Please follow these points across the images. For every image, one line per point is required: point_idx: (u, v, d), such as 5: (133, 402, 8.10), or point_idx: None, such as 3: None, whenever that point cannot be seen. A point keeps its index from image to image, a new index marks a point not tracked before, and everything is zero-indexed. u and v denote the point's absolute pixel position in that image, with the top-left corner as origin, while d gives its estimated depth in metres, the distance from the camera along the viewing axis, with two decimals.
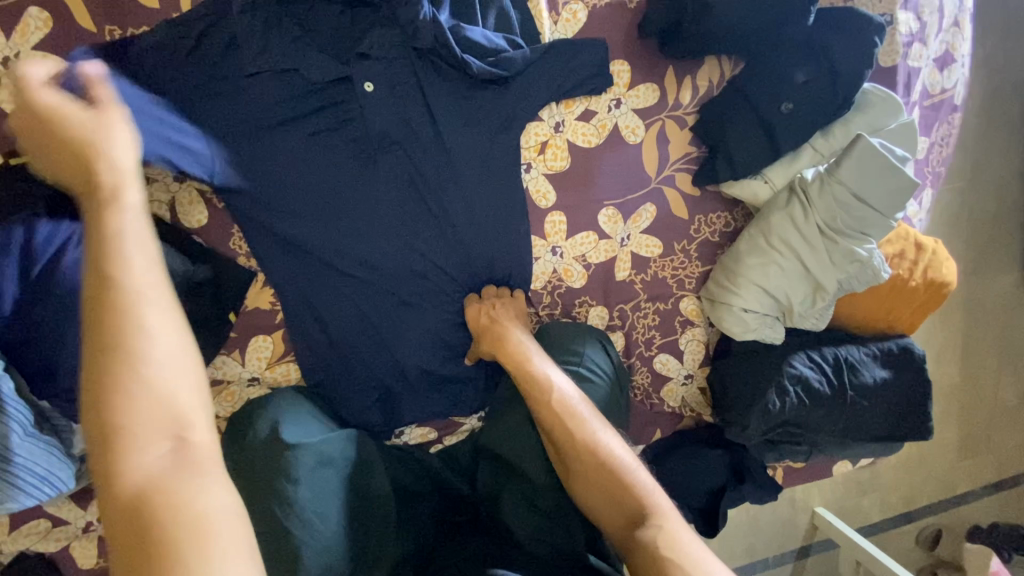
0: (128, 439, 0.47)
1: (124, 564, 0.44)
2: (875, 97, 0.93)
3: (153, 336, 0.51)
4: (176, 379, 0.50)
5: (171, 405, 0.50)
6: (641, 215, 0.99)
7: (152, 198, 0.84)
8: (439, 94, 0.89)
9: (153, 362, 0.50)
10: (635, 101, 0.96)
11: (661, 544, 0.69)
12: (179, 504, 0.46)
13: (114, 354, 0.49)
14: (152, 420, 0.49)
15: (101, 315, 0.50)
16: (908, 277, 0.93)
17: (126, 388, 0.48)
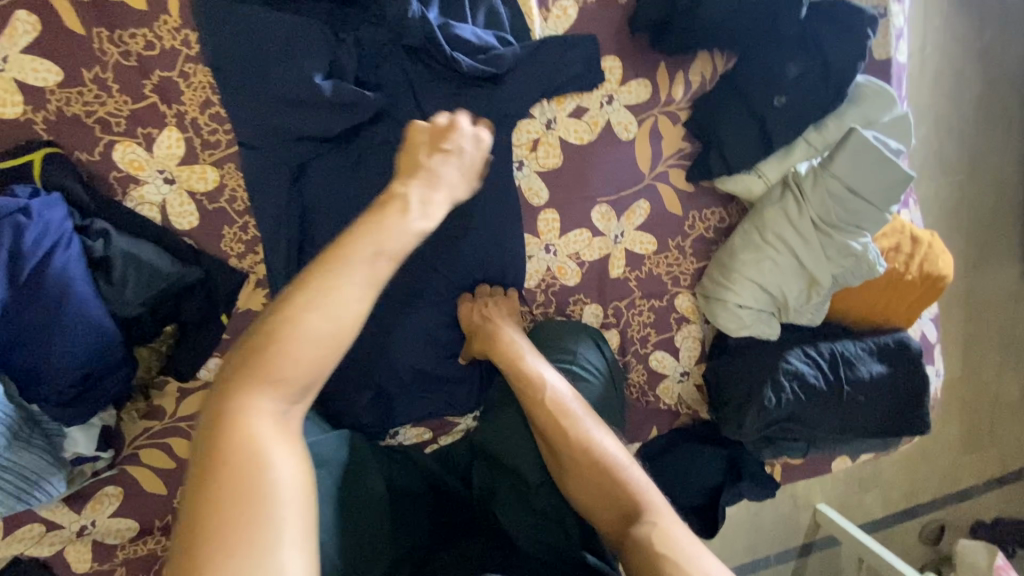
0: (253, 387, 0.53)
1: (200, 488, 0.49)
2: (868, 89, 0.92)
3: (341, 311, 0.56)
4: (317, 352, 0.55)
5: (302, 371, 0.55)
6: (634, 212, 0.99)
7: (142, 200, 0.84)
8: (430, 93, 0.89)
9: (310, 326, 0.55)
10: (628, 98, 0.95)
11: (656, 541, 0.68)
12: (260, 464, 0.50)
13: (299, 314, 0.55)
14: (295, 375, 0.55)
15: (322, 280, 0.56)
16: (903, 271, 0.92)
17: (279, 337, 0.54)
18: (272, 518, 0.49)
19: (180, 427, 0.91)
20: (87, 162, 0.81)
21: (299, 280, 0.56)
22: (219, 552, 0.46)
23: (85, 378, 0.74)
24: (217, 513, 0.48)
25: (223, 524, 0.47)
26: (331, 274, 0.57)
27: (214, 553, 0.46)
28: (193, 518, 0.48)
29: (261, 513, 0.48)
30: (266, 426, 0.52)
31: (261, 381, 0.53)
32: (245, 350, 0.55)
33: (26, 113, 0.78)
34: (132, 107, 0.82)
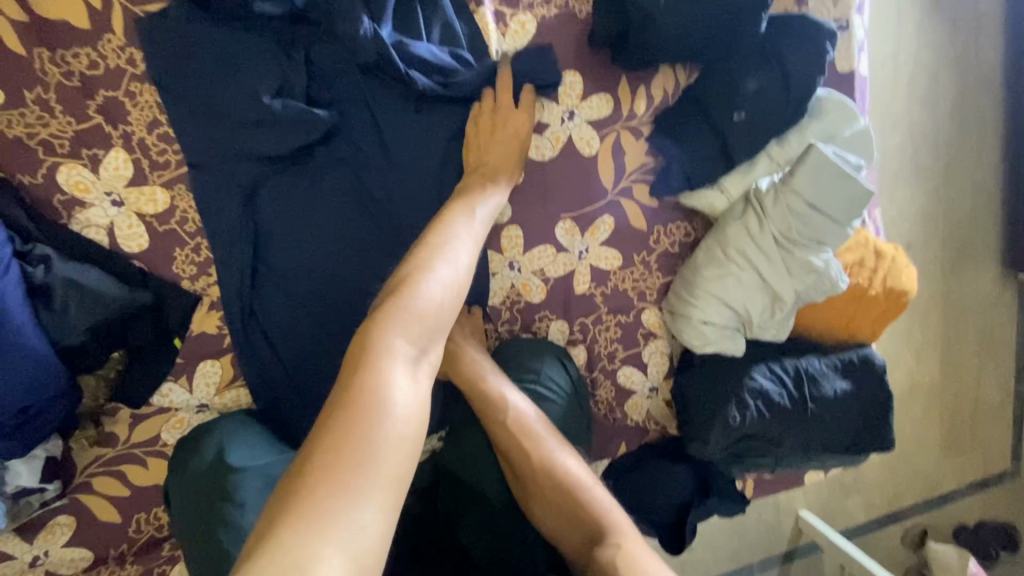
0: (397, 327, 0.60)
1: (321, 425, 0.53)
2: (829, 103, 0.92)
3: (457, 276, 0.68)
4: (436, 306, 0.64)
5: (424, 322, 0.62)
6: (599, 228, 0.98)
7: (89, 223, 0.81)
8: (388, 111, 0.88)
9: (431, 284, 0.65)
10: (589, 113, 0.94)
11: (616, 563, 0.68)
12: (389, 392, 0.55)
13: (438, 270, 0.67)
14: (410, 336, 0.60)
15: (446, 245, 0.71)
16: (867, 286, 0.91)
17: (408, 288, 0.63)
18: (390, 443, 0.53)
19: (134, 453, 0.87)
20: (30, 186, 0.79)
21: (425, 260, 0.67)
22: (342, 460, 0.50)
23: (23, 411, 0.73)
24: (334, 446, 0.51)
25: (337, 457, 0.50)
26: (446, 244, 0.71)
27: (322, 486, 0.49)
28: (319, 437, 0.52)
29: (380, 437, 0.52)
30: (402, 362, 0.58)
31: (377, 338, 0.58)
32: (396, 301, 0.62)
33: None
34: (77, 128, 0.79)
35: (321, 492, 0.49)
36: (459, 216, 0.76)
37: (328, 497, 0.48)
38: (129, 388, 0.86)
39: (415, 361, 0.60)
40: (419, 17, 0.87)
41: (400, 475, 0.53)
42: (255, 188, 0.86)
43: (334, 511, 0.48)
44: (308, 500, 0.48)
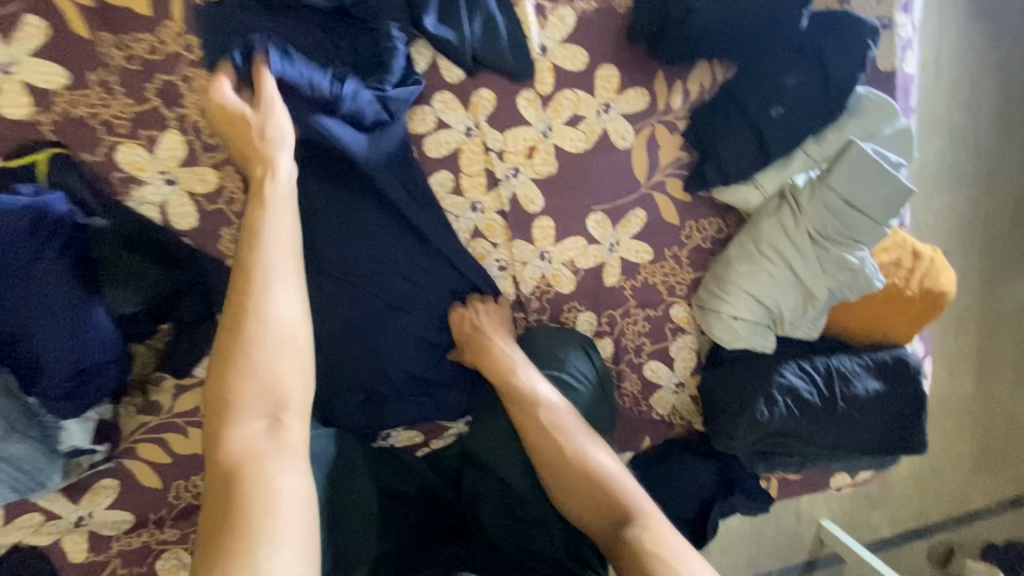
0: (234, 415, 0.61)
1: (212, 512, 0.56)
2: (870, 101, 0.91)
3: (279, 322, 0.66)
4: (278, 338, 0.65)
5: (273, 389, 0.63)
6: (631, 221, 0.98)
7: (142, 200, 0.85)
8: (428, 102, 0.91)
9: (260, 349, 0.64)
10: (625, 106, 0.95)
11: (644, 542, 0.70)
12: (232, 463, 0.58)
13: (260, 317, 0.65)
14: (260, 402, 0.62)
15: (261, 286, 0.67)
16: (903, 286, 0.90)
17: (243, 340, 0.64)
18: (278, 519, 0.55)
19: (176, 422, 0.91)
20: (90, 163, 0.83)
21: (232, 300, 0.67)
22: (233, 537, 0.53)
23: (82, 372, 0.75)
24: (226, 533, 0.53)
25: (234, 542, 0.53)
26: (259, 270, 0.68)
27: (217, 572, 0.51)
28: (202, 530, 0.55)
29: (262, 526, 0.54)
30: (250, 426, 0.61)
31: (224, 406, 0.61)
32: (229, 381, 0.62)
33: (32, 114, 0.81)
34: (135, 110, 0.83)
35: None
36: (275, 239, 0.71)
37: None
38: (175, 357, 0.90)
39: (270, 437, 0.61)
40: (462, 8, 0.89)
41: (304, 538, 0.55)
42: (299, 172, 0.89)
43: None
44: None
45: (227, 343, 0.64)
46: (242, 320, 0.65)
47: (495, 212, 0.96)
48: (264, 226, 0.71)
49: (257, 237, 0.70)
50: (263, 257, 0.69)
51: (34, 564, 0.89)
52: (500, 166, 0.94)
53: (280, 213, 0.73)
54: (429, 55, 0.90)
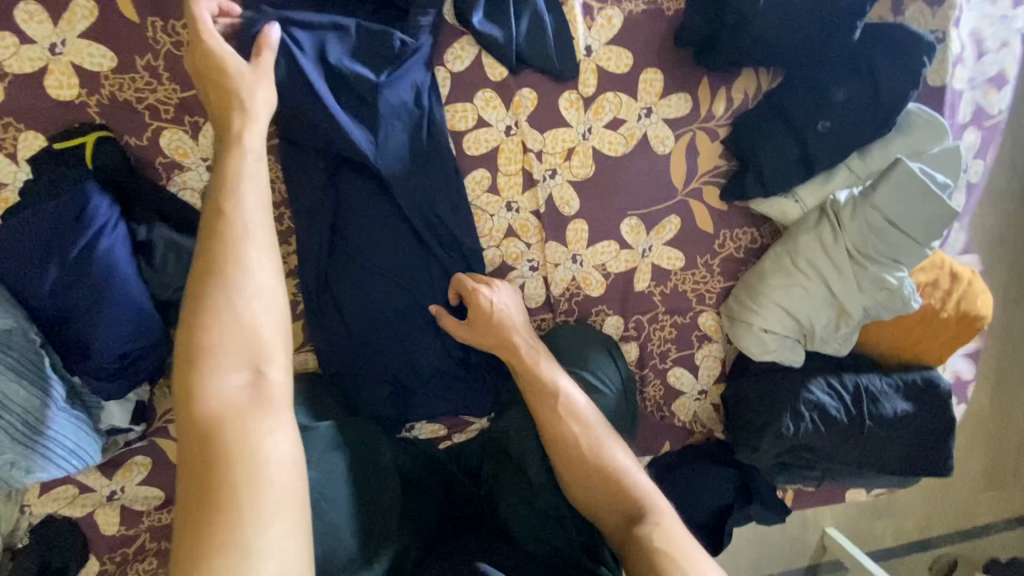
0: (209, 370, 0.61)
1: (193, 467, 0.57)
2: (919, 118, 0.89)
3: (257, 277, 0.66)
4: (256, 292, 0.65)
5: (251, 338, 0.64)
6: (665, 227, 0.98)
7: (184, 185, 0.86)
8: (469, 99, 0.90)
9: (228, 308, 0.63)
10: (667, 111, 0.94)
11: (656, 539, 0.73)
12: (207, 418, 0.59)
13: (236, 271, 0.65)
14: (235, 354, 0.62)
15: (234, 240, 0.67)
16: (939, 308, 0.90)
17: (215, 292, 0.64)
18: (268, 472, 0.57)
19: None
20: (135, 147, 0.84)
21: (205, 250, 0.66)
22: (222, 493, 0.55)
23: (122, 358, 0.77)
24: (215, 490, 0.55)
25: (224, 498, 0.55)
26: (234, 222, 0.68)
27: (209, 527, 0.53)
28: (184, 484, 0.56)
29: (255, 483, 0.56)
30: (225, 374, 0.61)
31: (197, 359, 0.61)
32: (199, 338, 0.62)
33: (80, 96, 0.81)
34: (180, 96, 0.84)
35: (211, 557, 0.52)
36: (241, 187, 0.70)
37: (224, 529, 0.53)
38: None
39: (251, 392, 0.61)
40: (509, 5, 0.88)
41: (296, 491, 0.59)
42: (338, 164, 0.89)
43: (238, 541, 0.53)
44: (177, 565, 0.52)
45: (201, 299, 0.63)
46: (215, 272, 0.64)
47: (530, 212, 0.96)
48: (240, 181, 0.70)
49: (231, 185, 0.70)
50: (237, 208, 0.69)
51: (67, 535, 0.92)
52: (537, 166, 0.94)
53: (258, 165, 0.73)
54: (473, 51, 0.90)
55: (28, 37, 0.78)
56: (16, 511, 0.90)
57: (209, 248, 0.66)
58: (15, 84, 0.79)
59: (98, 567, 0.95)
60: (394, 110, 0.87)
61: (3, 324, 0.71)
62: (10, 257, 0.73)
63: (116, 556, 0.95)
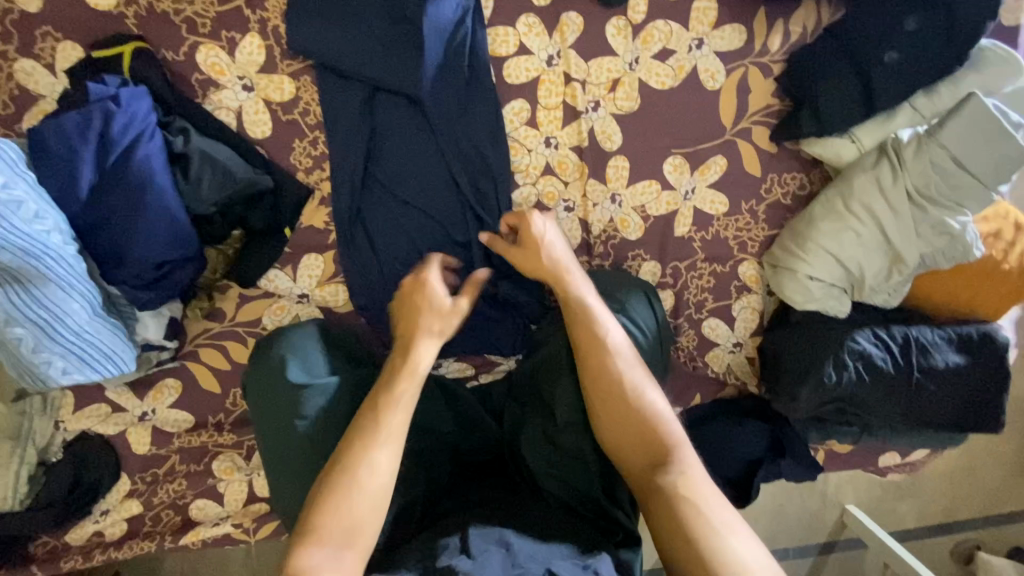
0: (314, 543, 0.64)
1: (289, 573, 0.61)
2: (994, 55, 0.83)
3: (384, 458, 0.70)
4: (379, 474, 0.69)
5: (353, 516, 0.66)
6: (710, 168, 0.94)
7: (220, 104, 0.84)
8: (512, 23, 0.87)
9: (352, 491, 0.67)
10: (719, 43, 0.89)
11: (681, 488, 0.72)
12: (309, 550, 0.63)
13: (363, 476, 0.68)
14: (342, 531, 0.65)
15: (372, 429, 0.72)
16: (1002, 260, 0.85)
17: (348, 467, 0.69)
18: None
19: (236, 331, 0.93)
20: (171, 61, 0.82)
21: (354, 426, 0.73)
22: None
23: (158, 268, 0.77)
24: None
25: None
26: (379, 409, 0.74)
27: None
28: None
29: None
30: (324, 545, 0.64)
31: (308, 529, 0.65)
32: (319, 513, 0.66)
33: (118, 6, 0.80)
34: (218, 10, 0.81)
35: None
36: (392, 395, 0.75)
37: None
38: (241, 267, 0.90)
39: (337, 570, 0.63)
40: None
41: None
42: (376, 87, 0.86)
43: None
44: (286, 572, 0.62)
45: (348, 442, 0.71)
46: (367, 419, 0.73)
47: (569, 148, 0.92)
48: (396, 394, 0.75)
49: (377, 404, 0.74)
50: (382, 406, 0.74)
51: (99, 451, 0.93)
52: (580, 97, 0.90)
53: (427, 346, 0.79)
54: None
55: None
56: (52, 426, 0.92)
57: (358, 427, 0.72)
58: None
59: (130, 486, 0.96)
60: (439, 29, 0.83)
61: (48, 230, 0.69)
62: (47, 158, 0.72)
63: (147, 476, 0.97)
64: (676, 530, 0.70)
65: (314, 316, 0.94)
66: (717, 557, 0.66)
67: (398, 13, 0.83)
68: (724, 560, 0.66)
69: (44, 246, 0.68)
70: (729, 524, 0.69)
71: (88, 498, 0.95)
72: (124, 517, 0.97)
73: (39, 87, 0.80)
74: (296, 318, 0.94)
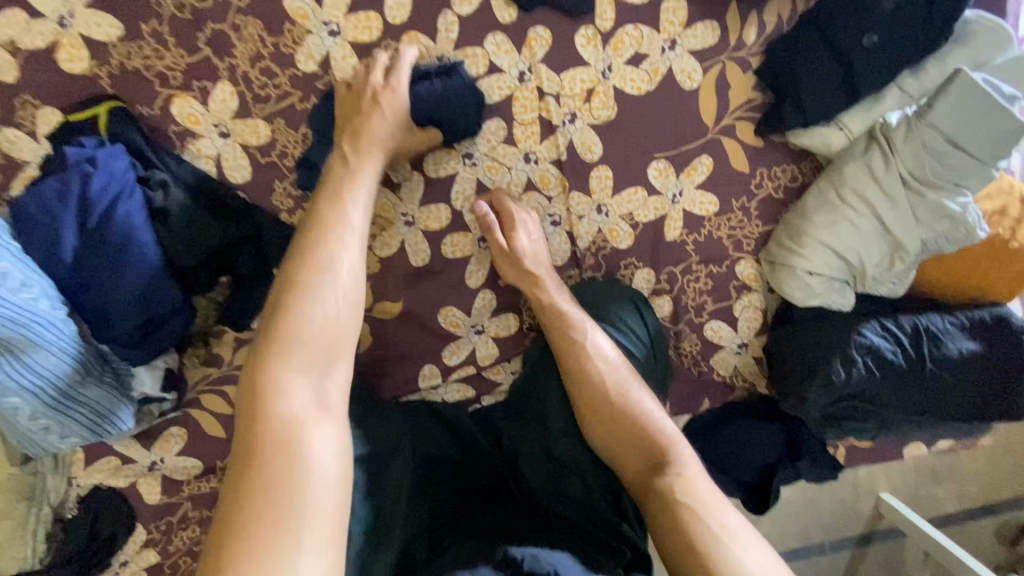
0: (282, 365, 0.65)
1: (248, 401, 0.63)
2: (979, 27, 0.80)
3: (348, 269, 0.73)
4: (346, 278, 0.72)
5: (321, 338, 0.68)
6: (696, 168, 0.91)
7: (198, 153, 0.85)
8: (479, 43, 0.86)
9: (322, 299, 0.69)
10: (692, 42, 0.87)
11: (678, 491, 0.71)
12: (277, 380, 0.64)
13: (328, 279, 0.71)
14: (315, 348, 0.67)
15: (337, 226, 0.75)
16: (1009, 238, 0.83)
17: (306, 284, 0.70)
18: (313, 472, 0.59)
19: (235, 375, 0.93)
20: (147, 116, 0.83)
21: (305, 228, 0.75)
22: (267, 442, 0.60)
23: (145, 322, 0.78)
24: (264, 402, 0.62)
25: (271, 401, 0.62)
26: (338, 204, 0.77)
27: (256, 464, 0.58)
28: (247, 410, 0.62)
29: (293, 449, 0.59)
30: (296, 371, 0.65)
31: (275, 352, 0.65)
32: (282, 329, 0.67)
33: (92, 68, 0.80)
34: (188, 62, 0.82)
35: (251, 519, 0.55)
36: (354, 193, 0.78)
37: (258, 467, 0.58)
38: (231, 311, 0.90)
39: (318, 393, 0.65)
40: None
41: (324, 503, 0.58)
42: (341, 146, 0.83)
43: (280, 478, 0.57)
44: (260, 395, 0.63)
45: (311, 254, 0.72)
46: (332, 216, 0.75)
47: (550, 161, 0.91)
48: (346, 208, 0.77)
49: (336, 203, 0.77)
50: (333, 208, 0.76)
51: (113, 504, 0.93)
52: (556, 111, 0.89)
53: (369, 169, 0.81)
54: None
55: (38, 12, 0.78)
56: (65, 482, 0.93)
57: (312, 237, 0.74)
58: (28, 59, 0.79)
59: (145, 536, 0.95)
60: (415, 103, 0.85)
61: (36, 298, 0.71)
62: (28, 226, 0.74)
63: (161, 524, 0.96)
64: (676, 533, 0.67)
65: None
66: (721, 565, 0.63)
67: (366, 49, 0.84)
68: (728, 567, 0.63)
69: (34, 314, 0.70)
70: (732, 531, 0.66)
71: (106, 551, 0.94)
72: (143, 568, 0.96)
73: (22, 154, 0.81)
74: None
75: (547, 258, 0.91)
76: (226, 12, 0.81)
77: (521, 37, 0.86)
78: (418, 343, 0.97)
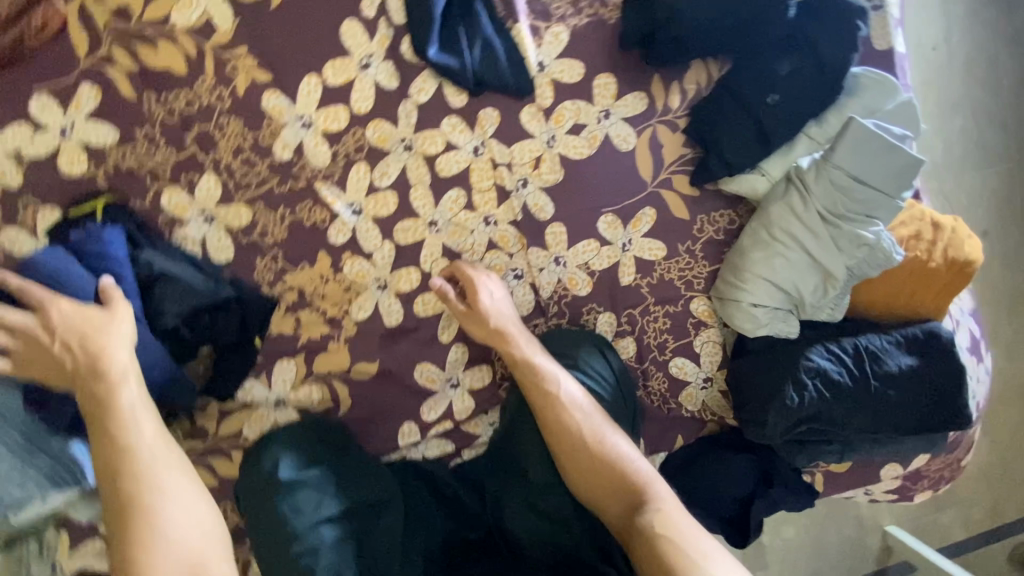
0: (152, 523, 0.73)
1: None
2: (866, 80, 0.93)
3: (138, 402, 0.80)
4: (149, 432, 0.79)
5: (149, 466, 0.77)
6: (641, 219, 1.00)
7: (185, 238, 0.93)
8: (437, 126, 0.97)
9: (162, 480, 0.76)
10: (624, 110, 0.99)
11: (656, 525, 0.74)
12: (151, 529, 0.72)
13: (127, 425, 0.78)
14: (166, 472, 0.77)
15: (120, 361, 0.81)
16: (928, 259, 0.90)
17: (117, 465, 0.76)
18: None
19: (220, 447, 0.96)
20: (139, 209, 0.91)
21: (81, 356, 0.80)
22: None
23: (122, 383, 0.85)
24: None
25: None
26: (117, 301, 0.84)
27: None
28: None
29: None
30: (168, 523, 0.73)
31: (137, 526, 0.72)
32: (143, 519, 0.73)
33: (89, 169, 0.89)
34: (177, 158, 0.91)
35: None
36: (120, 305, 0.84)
37: None
38: (217, 381, 0.95)
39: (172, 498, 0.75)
40: (462, 35, 0.95)
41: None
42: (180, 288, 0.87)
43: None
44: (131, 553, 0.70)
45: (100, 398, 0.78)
46: (105, 394, 0.79)
47: (507, 223, 1.00)
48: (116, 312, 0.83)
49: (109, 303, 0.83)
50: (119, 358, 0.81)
51: None
52: (508, 178, 0.99)
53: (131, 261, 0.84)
54: (435, 82, 0.96)
55: (40, 125, 0.87)
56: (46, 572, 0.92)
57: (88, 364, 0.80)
58: (29, 166, 0.87)
59: None
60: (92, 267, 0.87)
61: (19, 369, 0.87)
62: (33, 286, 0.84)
63: None
64: (658, 565, 0.70)
65: (292, 418, 0.98)
66: None
67: (336, 137, 0.95)
68: None
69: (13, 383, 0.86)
70: (707, 555, 0.70)
71: None
72: None
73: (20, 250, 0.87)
74: (276, 423, 0.97)
75: (512, 309, 0.97)
76: (210, 114, 0.91)
77: (473, 116, 0.97)
78: (396, 402, 1.00)
